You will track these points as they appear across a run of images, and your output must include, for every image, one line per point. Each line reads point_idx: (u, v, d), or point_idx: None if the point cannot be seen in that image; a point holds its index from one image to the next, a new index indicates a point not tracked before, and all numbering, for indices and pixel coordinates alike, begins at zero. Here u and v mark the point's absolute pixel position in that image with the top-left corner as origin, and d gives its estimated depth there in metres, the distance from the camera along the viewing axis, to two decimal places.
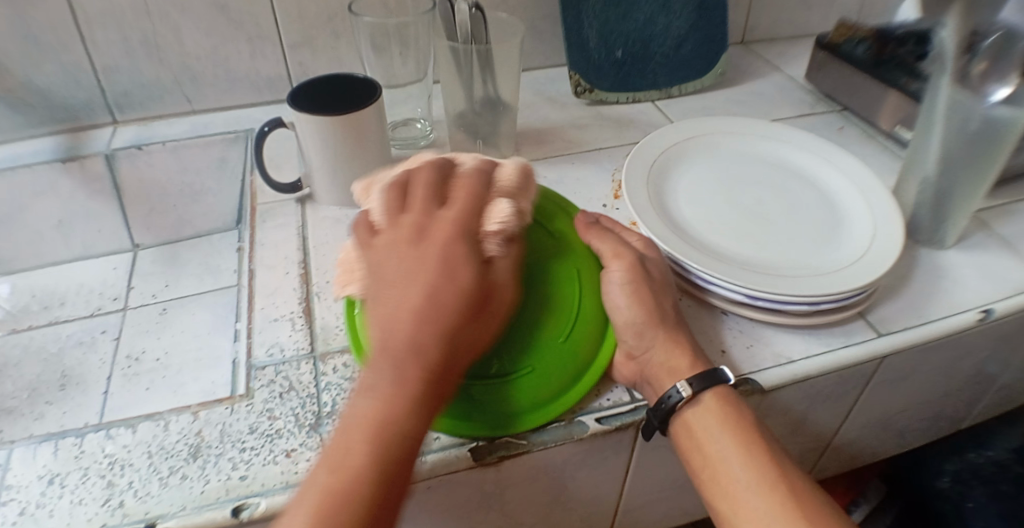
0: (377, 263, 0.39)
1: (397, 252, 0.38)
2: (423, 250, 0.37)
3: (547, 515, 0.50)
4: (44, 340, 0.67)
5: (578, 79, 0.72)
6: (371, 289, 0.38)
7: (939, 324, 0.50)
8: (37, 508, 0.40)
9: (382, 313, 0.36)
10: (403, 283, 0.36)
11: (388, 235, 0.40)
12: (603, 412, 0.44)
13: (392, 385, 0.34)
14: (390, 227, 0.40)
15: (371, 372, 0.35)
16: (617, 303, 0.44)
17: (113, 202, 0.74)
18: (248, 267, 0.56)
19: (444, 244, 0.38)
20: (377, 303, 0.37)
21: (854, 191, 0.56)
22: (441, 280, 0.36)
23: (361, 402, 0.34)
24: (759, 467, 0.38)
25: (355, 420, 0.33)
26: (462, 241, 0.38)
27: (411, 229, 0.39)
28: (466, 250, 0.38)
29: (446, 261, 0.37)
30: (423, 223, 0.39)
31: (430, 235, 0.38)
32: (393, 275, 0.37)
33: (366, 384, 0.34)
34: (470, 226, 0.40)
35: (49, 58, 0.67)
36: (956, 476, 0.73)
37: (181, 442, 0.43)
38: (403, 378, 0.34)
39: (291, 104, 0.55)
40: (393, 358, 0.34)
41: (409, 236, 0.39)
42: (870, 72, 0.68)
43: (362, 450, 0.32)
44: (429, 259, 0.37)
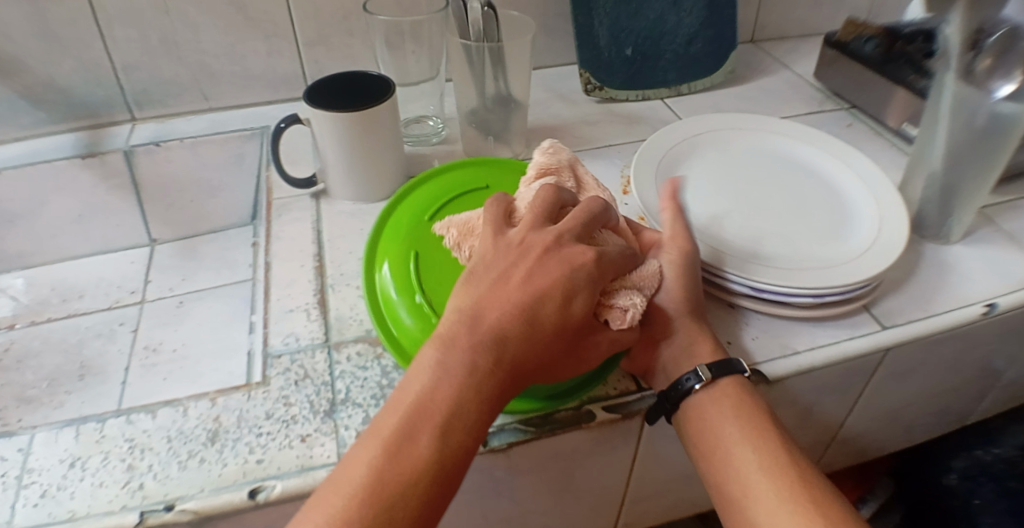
0: (498, 255, 0.39)
1: (523, 254, 0.39)
2: (552, 268, 0.38)
3: (556, 503, 0.51)
4: (63, 332, 0.68)
5: (588, 77, 0.73)
6: (480, 272, 0.39)
7: (946, 317, 0.50)
8: (59, 490, 0.41)
9: (488, 306, 0.37)
10: (515, 291, 0.37)
11: (521, 234, 0.40)
12: (612, 401, 0.44)
13: (469, 386, 0.34)
14: (530, 226, 0.41)
15: (461, 385, 0.34)
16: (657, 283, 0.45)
17: (130, 197, 0.76)
18: (264, 259, 0.57)
19: (575, 270, 0.38)
20: (483, 286, 0.38)
21: (862, 186, 0.57)
22: (555, 305, 0.37)
23: (431, 383, 0.34)
24: (770, 450, 0.39)
25: (424, 398, 0.34)
26: (593, 275, 0.39)
27: (549, 240, 0.39)
28: (591, 284, 0.38)
29: (570, 298, 0.37)
30: (563, 240, 0.39)
31: (565, 255, 0.39)
32: (512, 274, 0.38)
33: (442, 364, 0.35)
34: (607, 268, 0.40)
35: (71, 56, 0.69)
36: (963, 473, 0.72)
37: (200, 427, 0.44)
38: (478, 371, 0.35)
39: (306, 100, 0.56)
40: (480, 362, 0.35)
41: (546, 248, 0.39)
42: (879, 70, 0.69)
43: (425, 440, 0.33)
44: (558, 287, 0.37)
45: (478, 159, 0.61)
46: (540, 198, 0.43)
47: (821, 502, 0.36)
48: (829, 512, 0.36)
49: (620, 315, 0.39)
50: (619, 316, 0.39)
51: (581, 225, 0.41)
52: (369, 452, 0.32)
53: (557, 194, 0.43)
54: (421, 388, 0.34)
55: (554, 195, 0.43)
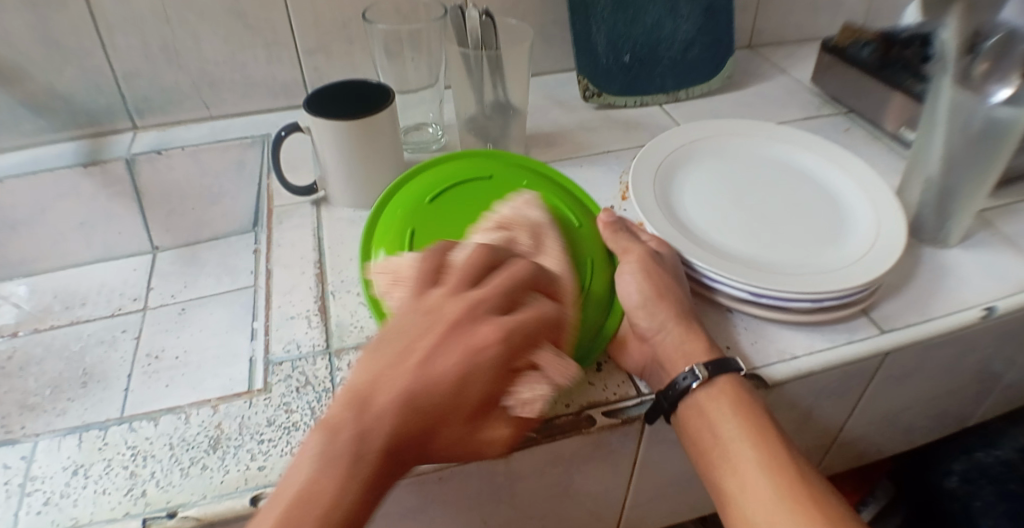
0: (405, 326, 0.37)
1: (431, 326, 0.36)
2: (455, 349, 0.35)
3: (557, 508, 0.51)
4: (65, 339, 0.69)
5: (586, 84, 0.74)
6: (387, 341, 0.36)
7: (944, 319, 0.50)
8: (62, 497, 0.41)
9: (383, 390, 0.34)
10: (412, 376, 0.34)
11: (437, 301, 0.37)
12: (611, 406, 0.44)
13: (347, 484, 0.31)
14: (448, 291, 0.38)
15: (341, 479, 0.31)
16: (628, 291, 0.46)
17: (133, 205, 0.76)
18: (266, 267, 0.57)
19: (479, 353, 0.35)
20: (385, 359, 0.35)
21: (859, 192, 0.57)
22: (453, 394, 0.34)
23: (312, 477, 0.32)
24: (768, 449, 0.39)
25: (303, 491, 0.31)
26: (499, 355, 0.35)
27: (458, 314, 0.36)
28: (494, 366, 0.35)
29: (468, 388, 0.34)
30: (474, 314, 0.37)
31: (470, 331, 0.36)
32: (414, 350, 0.35)
33: (326, 452, 0.32)
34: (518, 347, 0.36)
35: (73, 64, 0.70)
36: (964, 476, 0.72)
37: (202, 434, 0.45)
38: (360, 464, 0.32)
39: (306, 108, 0.57)
40: (365, 460, 0.32)
41: (455, 322, 0.36)
42: (876, 74, 0.69)
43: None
44: (456, 373, 0.34)
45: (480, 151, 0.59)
46: (466, 261, 0.40)
47: (819, 500, 0.37)
48: (828, 509, 0.36)
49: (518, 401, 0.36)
50: (517, 402, 0.36)
51: (499, 295, 0.38)
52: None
53: (487, 252, 0.41)
54: (303, 477, 0.32)
55: (484, 254, 0.40)
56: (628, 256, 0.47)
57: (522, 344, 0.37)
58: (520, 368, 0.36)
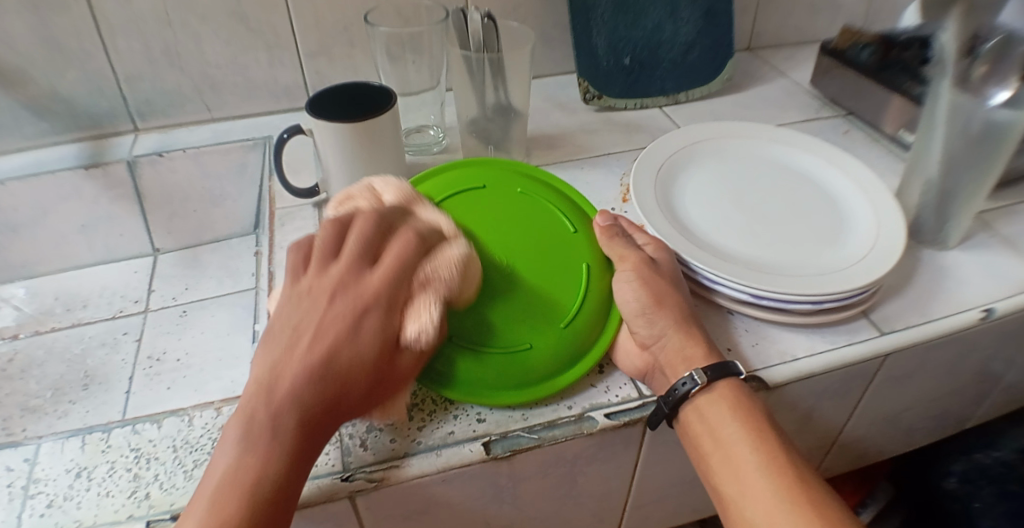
0: (286, 312, 0.40)
1: (313, 302, 0.40)
2: (338, 310, 0.39)
3: (559, 510, 0.51)
4: (66, 341, 0.69)
5: (586, 86, 0.74)
6: (273, 332, 0.39)
7: (944, 321, 0.51)
8: (66, 500, 0.41)
9: (281, 369, 0.37)
10: (305, 347, 0.38)
11: (310, 280, 0.41)
12: (613, 409, 0.45)
13: (274, 450, 0.35)
14: (317, 269, 0.42)
15: (260, 435, 0.35)
16: (625, 297, 0.46)
17: (134, 207, 0.76)
18: (268, 269, 0.58)
19: (363, 307, 0.40)
20: (277, 346, 0.38)
21: (859, 194, 0.57)
22: (350, 345, 0.38)
23: (235, 449, 0.35)
24: (768, 450, 0.39)
25: (228, 477, 0.34)
26: (379, 298, 0.41)
27: (333, 282, 0.41)
28: (379, 307, 0.40)
29: (360, 335, 0.39)
30: (347, 277, 0.41)
31: (352, 292, 0.40)
32: (302, 320, 0.39)
33: (245, 438, 0.35)
34: (393, 288, 0.41)
35: (74, 66, 0.70)
36: (963, 476, 0.73)
37: (205, 436, 0.45)
38: (279, 420, 0.35)
39: (309, 111, 0.57)
40: (281, 430, 0.35)
41: (332, 288, 0.40)
42: (876, 77, 0.69)
43: (229, 511, 0.33)
44: (342, 328, 0.39)
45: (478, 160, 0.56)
46: (328, 239, 0.44)
47: (819, 500, 0.37)
48: (828, 509, 0.36)
49: (416, 327, 0.41)
50: (417, 328, 0.41)
51: (362, 254, 0.43)
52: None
53: (339, 224, 0.45)
54: (226, 470, 0.34)
55: (335, 228, 0.44)
56: (625, 263, 0.47)
57: (399, 284, 0.42)
58: (402, 303, 0.42)
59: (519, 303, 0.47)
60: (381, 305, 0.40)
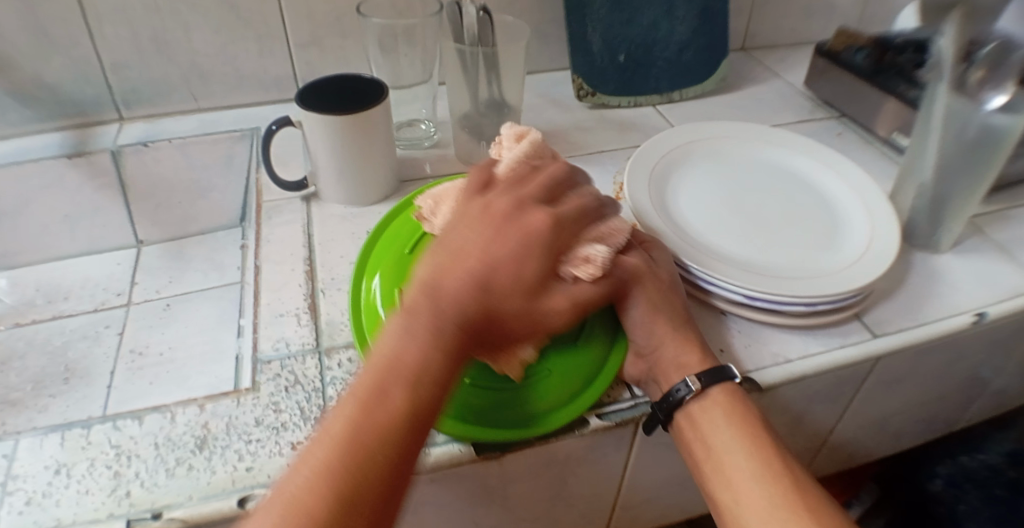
0: (460, 224, 0.41)
1: (490, 219, 0.40)
2: (516, 232, 0.39)
3: (547, 511, 0.51)
4: (47, 334, 0.67)
5: (580, 83, 0.74)
6: (445, 239, 0.40)
7: (936, 326, 0.51)
8: (43, 497, 0.40)
9: (454, 273, 0.37)
10: (477, 259, 0.38)
11: (487, 202, 0.41)
12: (606, 408, 0.45)
13: (438, 349, 0.35)
14: (496, 191, 0.42)
15: (429, 329, 0.36)
16: (624, 304, 0.45)
17: (118, 197, 0.75)
18: (254, 263, 0.56)
19: (537, 238, 0.39)
20: (452, 250, 0.39)
21: (853, 196, 0.57)
22: (520, 266, 0.38)
23: (410, 341, 0.35)
24: (762, 458, 0.39)
25: (392, 359, 0.35)
26: (555, 230, 0.40)
27: (509, 205, 0.41)
28: (554, 238, 0.40)
29: (529, 252, 0.39)
30: (526, 205, 0.41)
31: (526, 220, 0.40)
32: (480, 233, 0.39)
33: (410, 329, 0.36)
34: (566, 229, 0.41)
35: (58, 52, 0.68)
36: (948, 480, 0.73)
37: (188, 433, 0.44)
38: (449, 321, 0.36)
39: (298, 102, 0.56)
40: (445, 333, 0.36)
41: (510, 211, 0.40)
42: (870, 80, 0.69)
43: (395, 400, 0.34)
44: (512, 244, 0.39)
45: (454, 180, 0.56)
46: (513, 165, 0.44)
47: (815, 506, 0.37)
48: (823, 516, 0.36)
49: (584, 271, 0.41)
50: (583, 271, 0.41)
51: (541, 189, 0.42)
52: (346, 410, 0.33)
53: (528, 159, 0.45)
54: (390, 352, 0.35)
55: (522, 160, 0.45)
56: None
57: (570, 223, 0.42)
58: (569, 246, 0.41)
59: None
60: (554, 241, 0.40)
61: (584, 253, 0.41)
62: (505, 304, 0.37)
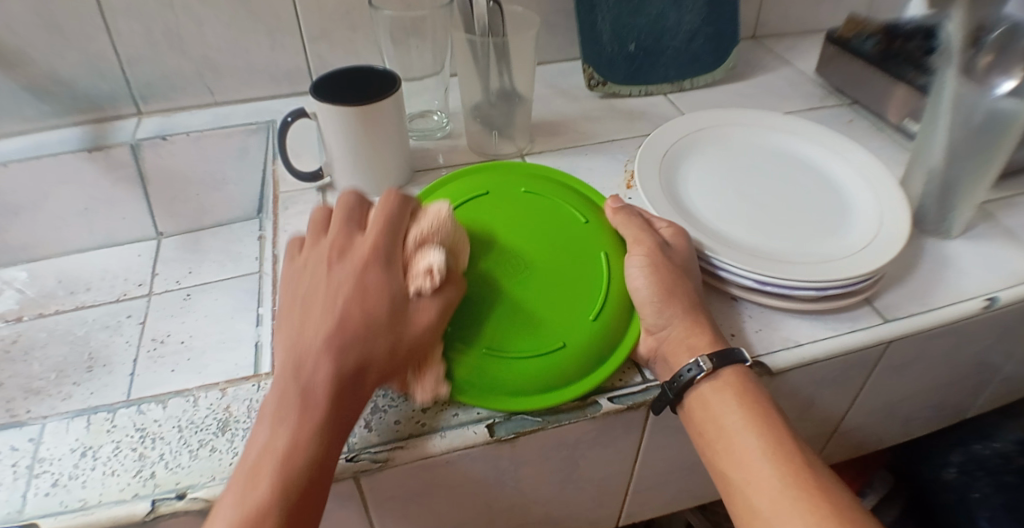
0: (294, 288, 0.42)
1: (315, 277, 0.42)
2: (337, 276, 0.41)
3: (560, 493, 0.51)
4: (69, 324, 0.69)
5: (591, 73, 0.74)
6: (282, 313, 0.41)
7: (946, 311, 0.51)
8: (70, 479, 0.42)
9: (296, 342, 0.39)
10: (314, 316, 0.39)
11: (311, 261, 0.43)
12: (617, 392, 0.45)
13: (304, 414, 0.36)
14: (315, 250, 0.44)
15: (281, 403, 0.37)
16: (637, 284, 0.46)
17: (137, 190, 0.76)
18: (272, 252, 0.58)
19: (360, 271, 0.41)
20: (289, 323, 0.40)
21: (863, 181, 0.58)
22: (354, 309, 0.39)
23: (269, 422, 0.37)
24: (772, 437, 0.39)
25: (268, 446, 0.36)
26: (375, 264, 0.41)
27: (327, 255, 0.42)
28: (375, 272, 0.41)
29: (361, 294, 0.40)
30: (342, 249, 0.43)
31: (348, 262, 0.42)
32: (311, 298, 0.40)
33: (276, 410, 0.37)
34: (384, 247, 0.42)
35: (76, 48, 0.69)
36: (962, 467, 0.72)
37: (209, 416, 0.45)
38: (299, 387, 0.37)
39: (314, 94, 0.57)
40: (308, 397, 0.37)
41: (329, 259, 0.42)
42: (880, 66, 0.69)
43: (270, 482, 0.34)
44: (344, 293, 0.40)
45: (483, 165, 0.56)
46: (322, 228, 0.45)
47: (821, 485, 0.37)
48: (830, 495, 0.37)
49: (421, 277, 0.41)
50: (420, 279, 0.41)
51: (350, 229, 0.44)
52: (227, 513, 0.34)
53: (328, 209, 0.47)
54: (263, 440, 0.36)
55: (326, 213, 0.47)
56: (637, 248, 0.47)
57: (388, 248, 0.42)
58: (405, 270, 0.42)
59: (541, 302, 0.46)
60: (376, 264, 0.41)
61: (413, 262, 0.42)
62: (356, 340, 0.38)
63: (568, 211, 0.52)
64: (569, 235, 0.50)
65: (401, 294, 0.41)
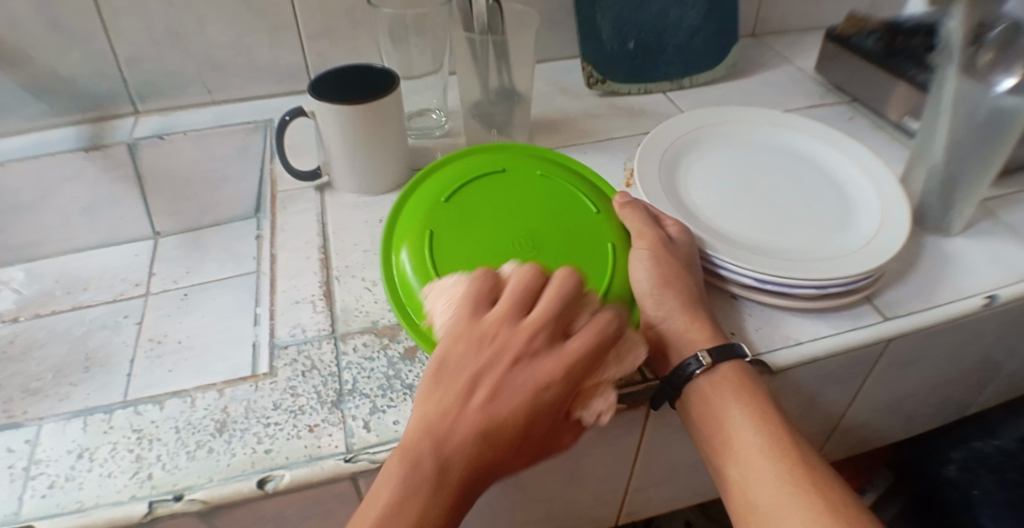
0: (468, 358, 0.36)
1: (494, 365, 0.36)
2: (525, 383, 0.35)
3: (561, 492, 0.51)
4: (67, 324, 0.69)
5: (589, 71, 0.73)
6: (445, 376, 0.36)
7: (946, 308, 0.51)
8: (67, 481, 0.41)
9: (455, 428, 0.35)
10: (480, 412, 0.35)
11: (495, 338, 0.37)
12: (617, 391, 0.44)
13: (431, 505, 0.34)
14: (504, 325, 0.37)
15: (420, 485, 0.34)
16: (638, 275, 0.46)
17: (135, 189, 0.76)
18: (270, 251, 0.57)
19: (547, 392, 0.35)
20: (448, 397, 0.36)
21: (865, 178, 0.57)
22: (523, 429, 0.35)
23: (398, 498, 0.34)
24: (771, 434, 0.39)
25: (383, 520, 0.33)
26: (566, 385, 0.36)
27: (522, 346, 0.36)
28: (563, 395, 0.36)
29: (538, 418, 0.35)
30: (539, 347, 0.36)
31: (538, 369, 0.36)
32: (484, 386, 0.35)
33: (407, 484, 0.34)
34: (581, 373, 0.37)
35: (75, 47, 0.69)
36: (962, 465, 0.72)
37: (207, 417, 0.45)
38: (441, 479, 0.34)
39: (312, 93, 0.56)
40: (443, 488, 0.34)
41: (522, 350, 0.36)
42: (881, 64, 0.69)
43: None
44: (525, 407, 0.35)
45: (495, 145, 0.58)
46: (518, 290, 0.39)
47: (820, 482, 0.37)
48: (829, 492, 0.37)
49: (590, 415, 0.38)
50: (590, 416, 0.38)
51: (556, 323, 0.37)
52: None
53: (537, 276, 0.39)
54: (381, 510, 0.34)
55: (533, 279, 0.39)
56: (641, 241, 0.47)
57: (583, 372, 0.37)
58: (584, 397, 0.37)
59: None
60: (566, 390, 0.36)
61: (595, 396, 0.38)
62: (506, 456, 0.35)
63: (574, 199, 0.52)
64: (576, 222, 0.50)
65: (564, 420, 0.37)
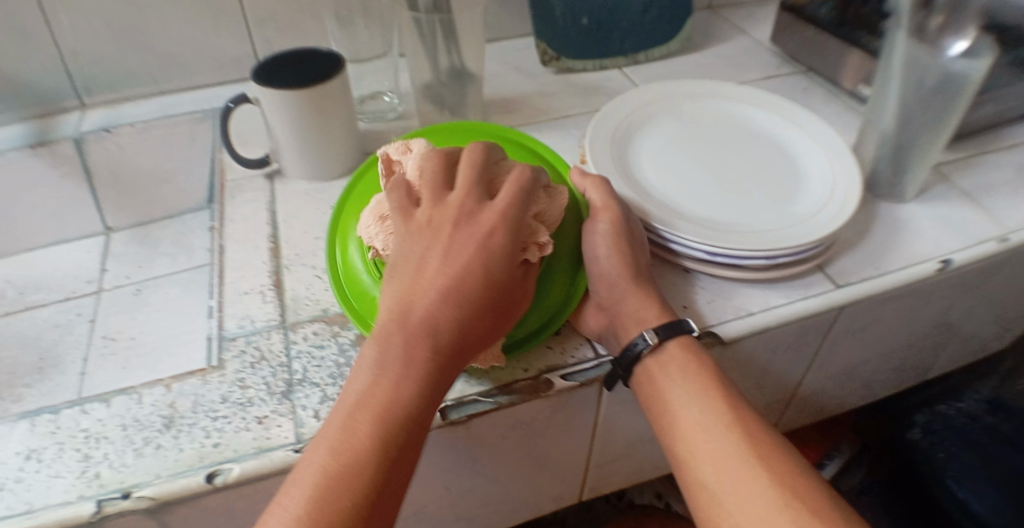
0: (410, 237, 0.38)
1: (436, 230, 0.38)
2: (464, 238, 0.37)
3: (522, 472, 0.51)
4: (20, 326, 0.67)
5: (544, 48, 0.73)
6: (395, 263, 0.38)
7: (900, 275, 0.51)
8: (13, 483, 0.40)
9: (412, 296, 0.36)
10: (433, 274, 0.36)
11: (427, 210, 0.39)
12: (570, 370, 0.45)
13: (411, 367, 0.34)
14: (432, 198, 0.39)
15: (390, 355, 0.34)
16: (598, 252, 0.45)
17: (84, 185, 0.74)
18: (218, 242, 0.56)
19: (488, 236, 0.37)
20: (403, 277, 0.37)
21: (817, 149, 0.57)
22: (475, 274, 0.36)
23: (372, 379, 0.34)
24: (717, 408, 0.39)
25: (364, 398, 0.33)
26: (506, 235, 0.38)
27: (454, 212, 0.38)
28: (506, 245, 0.38)
29: (486, 259, 0.37)
30: (469, 208, 0.38)
31: (475, 223, 0.38)
32: (429, 253, 0.37)
33: (380, 360, 0.34)
34: (514, 223, 0.39)
35: (12, 41, 0.67)
36: (926, 427, 0.73)
37: (154, 413, 0.44)
38: (414, 344, 0.35)
39: (253, 79, 0.55)
40: (413, 347, 0.34)
41: (453, 214, 0.38)
42: (835, 33, 0.68)
43: (369, 434, 0.32)
44: (470, 256, 0.36)
45: (446, 125, 0.55)
46: (433, 168, 0.41)
47: (767, 452, 0.37)
48: (777, 463, 0.37)
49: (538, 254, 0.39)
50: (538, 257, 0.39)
51: (479, 186, 0.40)
52: (317, 458, 0.32)
53: (444, 153, 0.42)
54: (362, 392, 0.34)
55: (440, 156, 0.42)
56: (604, 214, 0.45)
57: (518, 219, 0.39)
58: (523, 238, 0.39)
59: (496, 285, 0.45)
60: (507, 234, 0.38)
61: (535, 235, 0.40)
62: (478, 308, 0.36)
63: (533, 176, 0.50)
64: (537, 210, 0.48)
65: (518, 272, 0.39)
